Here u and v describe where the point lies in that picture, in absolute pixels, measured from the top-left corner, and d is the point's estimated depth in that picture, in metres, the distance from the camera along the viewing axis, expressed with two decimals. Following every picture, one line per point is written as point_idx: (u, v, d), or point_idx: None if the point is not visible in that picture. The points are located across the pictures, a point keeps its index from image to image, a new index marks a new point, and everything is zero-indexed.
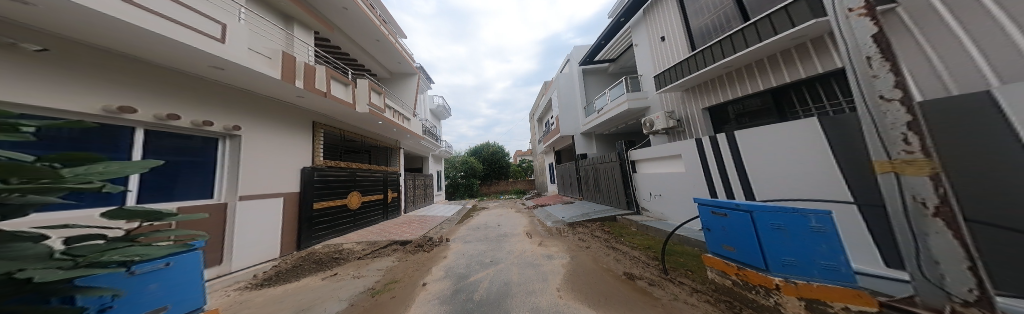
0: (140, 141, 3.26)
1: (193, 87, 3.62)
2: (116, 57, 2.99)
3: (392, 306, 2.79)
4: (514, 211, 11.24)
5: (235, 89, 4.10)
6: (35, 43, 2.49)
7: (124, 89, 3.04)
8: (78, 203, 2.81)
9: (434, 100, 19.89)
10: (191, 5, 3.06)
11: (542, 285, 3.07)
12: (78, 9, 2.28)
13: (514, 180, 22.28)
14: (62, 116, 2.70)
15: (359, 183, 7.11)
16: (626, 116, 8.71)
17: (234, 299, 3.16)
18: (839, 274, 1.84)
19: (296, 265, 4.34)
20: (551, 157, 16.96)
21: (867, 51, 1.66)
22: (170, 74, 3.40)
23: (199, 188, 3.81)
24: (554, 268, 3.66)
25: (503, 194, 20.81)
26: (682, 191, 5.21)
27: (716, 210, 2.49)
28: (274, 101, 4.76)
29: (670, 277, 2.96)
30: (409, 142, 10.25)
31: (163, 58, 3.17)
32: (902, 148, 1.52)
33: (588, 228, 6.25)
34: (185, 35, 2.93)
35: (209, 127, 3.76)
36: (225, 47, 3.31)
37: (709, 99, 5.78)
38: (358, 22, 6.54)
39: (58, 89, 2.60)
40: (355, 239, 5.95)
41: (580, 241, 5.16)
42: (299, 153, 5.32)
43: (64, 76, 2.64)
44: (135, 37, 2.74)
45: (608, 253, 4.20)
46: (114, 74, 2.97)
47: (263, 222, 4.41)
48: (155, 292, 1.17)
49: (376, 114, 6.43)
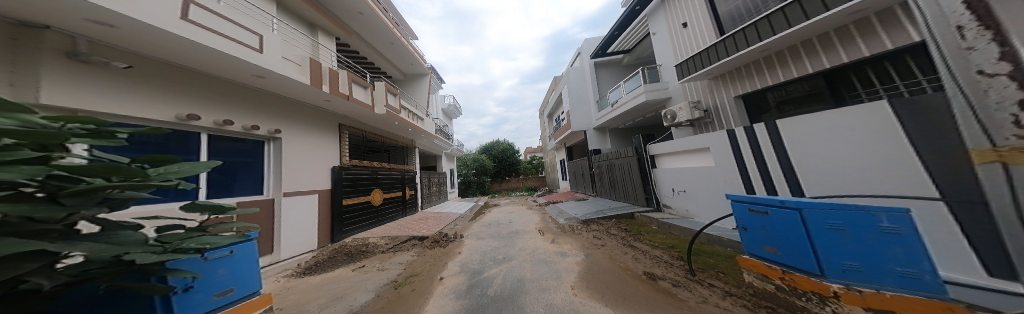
0: (204, 144, 3.70)
1: (241, 95, 4.03)
2: (180, 70, 3.38)
3: (413, 298, 2.93)
4: (526, 208, 11.29)
5: (271, 94, 4.47)
6: (121, 61, 2.87)
7: (190, 99, 3.46)
8: (165, 198, 3.26)
9: (445, 100, 20.39)
10: (231, 18, 3.36)
11: (556, 282, 3.06)
12: (154, 30, 2.63)
13: (525, 177, 22.43)
14: (147, 123, 3.16)
15: (381, 181, 7.52)
16: (645, 108, 8.31)
17: (283, 286, 3.53)
18: (922, 284, 1.40)
19: (331, 256, 4.72)
20: (562, 154, 16.73)
21: (957, 20, 1.14)
22: (224, 84, 3.82)
23: (252, 186, 4.25)
24: (568, 265, 3.63)
25: (515, 191, 21.00)
26: (710, 187, 4.86)
27: (754, 207, 2.20)
28: (304, 105, 5.13)
29: (698, 278, 2.79)
30: (423, 141, 10.66)
31: (212, 68, 3.50)
32: (1015, 132, 0.98)
33: (604, 226, 6.06)
34: (226, 46, 3.22)
35: (256, 131, 4.19)
36: (264, 56, 3.64)
37: (742, 87, 5.27)
38: (373, 25, 6.86)
39: (139, 101, 3.01)
40: (380, 233, 6.32)
41: (596, 239, 5.00)
42: (329, 153, 5.72)
43: (140, 90, 3.02)
44: (197, 51, 3.09)
45: (625, 252, 4.05)
46: (180, 86, 3.36)
47: (302, 217, 4.84)
48: (224, 275, 1.38)
49: (393, 115, 6.76)
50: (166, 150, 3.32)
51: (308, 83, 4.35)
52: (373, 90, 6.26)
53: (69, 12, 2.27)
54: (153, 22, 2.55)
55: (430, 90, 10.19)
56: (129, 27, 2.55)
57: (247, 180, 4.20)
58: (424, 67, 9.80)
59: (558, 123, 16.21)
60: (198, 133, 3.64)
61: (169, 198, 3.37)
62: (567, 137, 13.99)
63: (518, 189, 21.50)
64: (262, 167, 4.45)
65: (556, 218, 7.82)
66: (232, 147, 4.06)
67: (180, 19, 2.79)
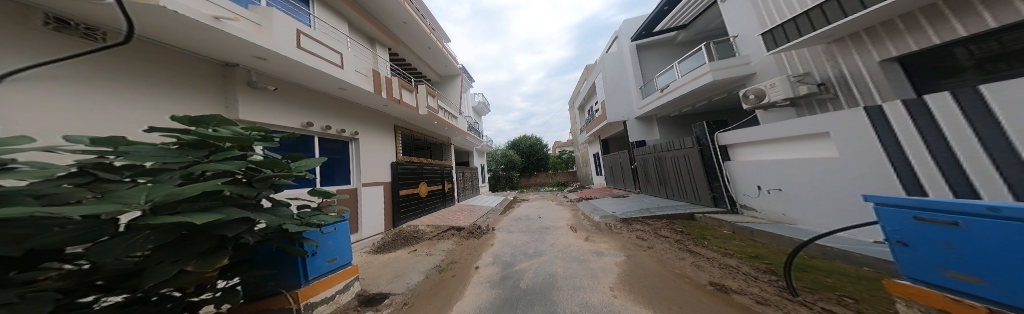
0: (315, 144, 4.64)
1: (332, 105, 4.97)
2: (299, 88, 4.36)
3: (454, 283, 3.14)
4: (555, 203, 10.94)
5: (349, 102, 5.35)
6: (269, 85, 3.88)
7: (305, 111, 4.46)
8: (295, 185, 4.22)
9: (474, 98, 21.11)
10: (321, 41, 4.09)
11: (592, 281, 2.87)
12: (284, 58, 3.47)
13: (553, 172, 21.87)
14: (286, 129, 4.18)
15: (425, 175, 8.27)
16: (709, 90, 7.04)
17: (362, 261, 4.20)
18: None
19: (393, 239, 5.43)
20: (596, 147, 15.57)
21: None
22: (322, 97, 4.76)
23: (344, 178, 5.19)
24: (605, 265, 3.36)
25: (543, 187, 20.73)
26: (822, 184, 3.77)
27: (925, 215, 1.45)
28: (370, 110, 5.95)
29: (802, 299, 2.18)
30: (457, 138, 11.30)
31: (315, 84, 4.39)
32: None
33: (650, 226, 5.40)
34: (322, 66, 3.97)
35: (344, 134, 5.12)
36: (343, 71, 4.36)
37: (892, 48, 3.73)
38: (415, 33, 7.50)
39: (280, 113, 4.02)
40: (426, 222, 6.99)
41: (640, 241, 4.48)
42: (389, 151, 6.55)
43: (280, 105, 4.03)
44: (306, 72, 3.92)
45: (678, 257, 3.52)
46: (299, 100, 4.35)
47: (373, 205, 5.68)
48: (330, 246, 2.41)
49: (433, 115, 7.32)
50: (291, 149, 4.29)
51: (371, 91, 5.01)
52: (417, 93, 6.87)
53: (245, 50, 3.18)
54: (277, 49, 3.33)
55: (463, 90, 10.66)
56: (272, 57, 3.42)
57: (341, 174, 5.13)
58: (457, 67, 10.27)
59: (591, 115, 15.07)
60: (313, 137, 4.62)
61: (299, 185, 4.39)
62: (602, 129, 12.90)
63: (546, 185, 21.14)
64: (349, 162, 5.39)
65: (590, 215, 7.35)
66: (331, 147, 5.00)
67: (297, 48, 3.60)
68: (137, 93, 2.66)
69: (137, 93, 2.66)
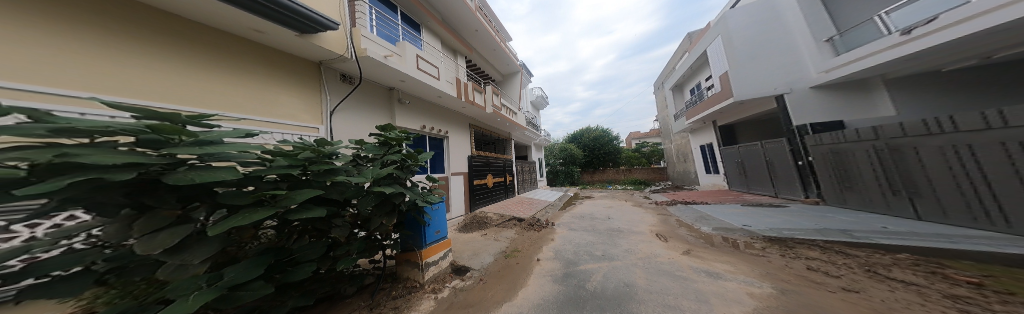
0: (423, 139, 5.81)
1: (434, 111, 6.28)
2: (418, 99, 5.75)
3: (518, 270, 3.12)
4: (632, 204, 8.92)
5: (441, 107, 6.58)
6: (404, 98, 5.32)
7: (420, 116, 5.85)
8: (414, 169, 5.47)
9: (533, 91, 20.61)
10: (427, 59, 5.21)
11: (697, 304, 2.03)
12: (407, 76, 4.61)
13: (627, 168, 18.43)
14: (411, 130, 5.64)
15: (491, 168, 8.85)
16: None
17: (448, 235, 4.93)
18: None
19: (468, 221, 6.09)
20: (707, 135, 11.43)
21: None
22: (428, 104, 6.11)
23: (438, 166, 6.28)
24: (723, 290, 2.30)
25: (615, 183, 17.79)
26: None
27: None
28: (452, 112, 7.08)
29: None
30: (517, 133, 11.52)
31: (424, 94, 5.61)
32: None
33: (855, 258, 3.16)
34: (427, 80, 5.05)
35: (440, 133, 6.39)
36: (438, 81, 5.37)
37: None
38: (483, 38, 8.06)
39: (409, 118, 5.47)
40: (494, 209, 7.48)
41: (817, 274, 2.73)
42: (464, 147, 7.54)
43: (409, 112, 5.49)
44: (422, 85, 5.08)
45: (946, 313, 1.72)
46: (419, 108, 5.79)
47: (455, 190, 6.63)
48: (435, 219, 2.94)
49: (497, 113, 7.88)
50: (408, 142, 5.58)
51: (456, 96, 5.95)
52: (484, 93, 7.52)
53: (394, 76, 4.51)
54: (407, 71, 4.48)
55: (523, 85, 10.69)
56: (406, 77, 4.65)
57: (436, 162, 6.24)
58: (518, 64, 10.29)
59: (698, 93, 11.31)
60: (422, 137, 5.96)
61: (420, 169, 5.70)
62: (725, 111, 9.25)
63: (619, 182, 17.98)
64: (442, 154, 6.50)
65: (693, 224, 5.45)
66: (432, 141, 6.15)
67: (415, 68, 4.75)
68: (364, 111, 4.54)
69: (365, 111, 4.54)
